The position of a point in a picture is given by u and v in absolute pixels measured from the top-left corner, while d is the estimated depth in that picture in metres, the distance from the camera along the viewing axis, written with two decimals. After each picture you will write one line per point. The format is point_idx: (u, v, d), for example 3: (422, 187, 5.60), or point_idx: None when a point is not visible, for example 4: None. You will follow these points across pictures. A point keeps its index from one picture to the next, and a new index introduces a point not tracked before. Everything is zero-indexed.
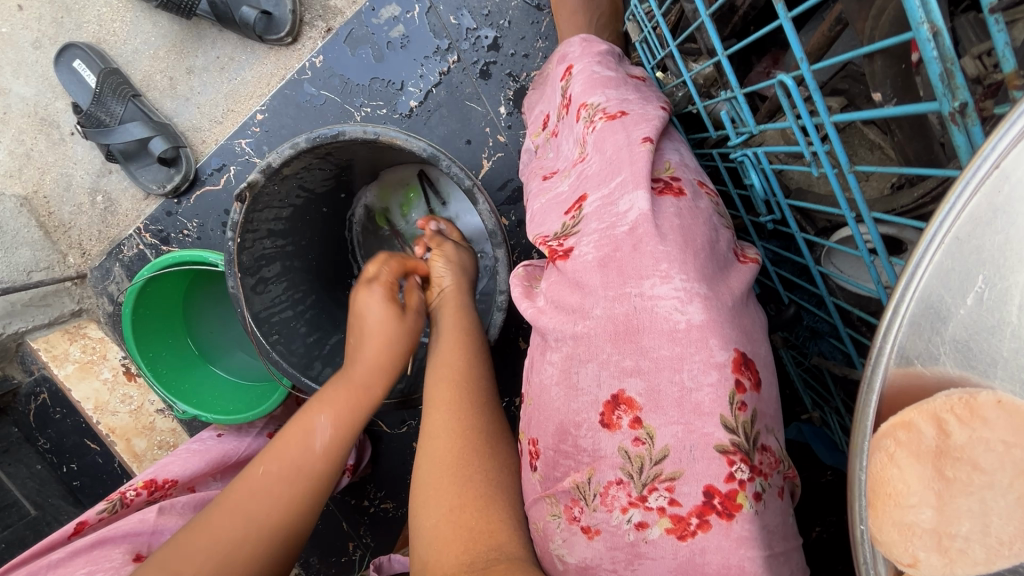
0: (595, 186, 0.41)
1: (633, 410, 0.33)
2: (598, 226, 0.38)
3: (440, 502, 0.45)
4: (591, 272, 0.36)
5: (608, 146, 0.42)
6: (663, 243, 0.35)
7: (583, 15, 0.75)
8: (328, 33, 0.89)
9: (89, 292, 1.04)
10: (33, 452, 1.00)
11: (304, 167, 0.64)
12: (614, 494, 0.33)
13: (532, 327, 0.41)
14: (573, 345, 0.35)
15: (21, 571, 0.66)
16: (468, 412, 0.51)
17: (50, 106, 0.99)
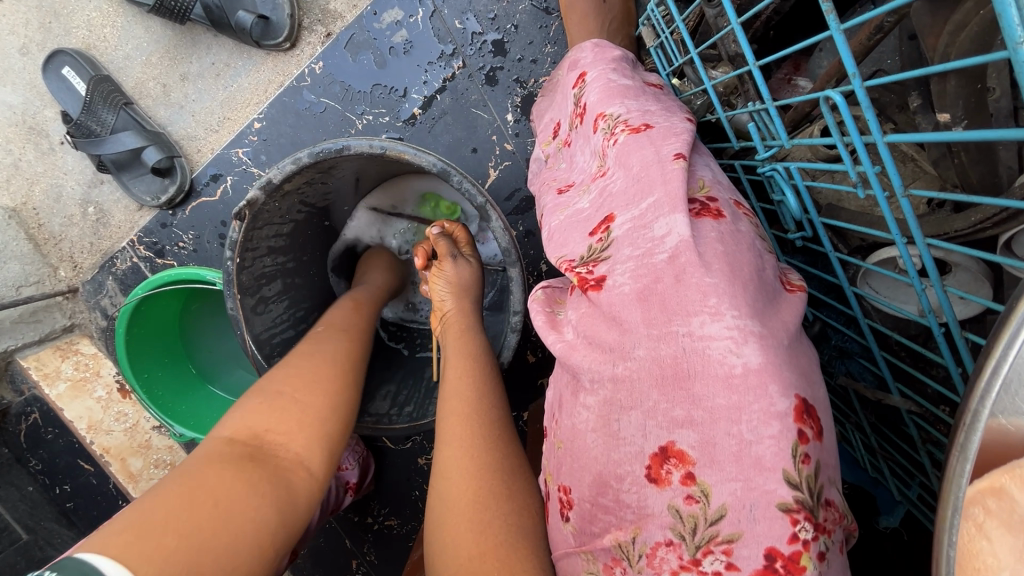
0: (624, 207, 0.38)
1: (685, 465, 0.30)
2: (633, 252, 0.35)
3: (455, 553, 0.43)
4: (630, 306, 0.33)
5: (636, 162, 0.39)
6: (709, 274, 0.32)
7: (596, 20, 0.72)
8: (328, 38, 0.85)
9: (81, 306, 1.00)
10: (25, 473, 0.97)
11: (306, 182, 0.61)
12: (663, 557, 0.30)
13: (561, 362, 0.37)
14: (612, 389, 0.33)
15: None
16: (481, 448, 0.49)
17: (39, 115, 0.96)
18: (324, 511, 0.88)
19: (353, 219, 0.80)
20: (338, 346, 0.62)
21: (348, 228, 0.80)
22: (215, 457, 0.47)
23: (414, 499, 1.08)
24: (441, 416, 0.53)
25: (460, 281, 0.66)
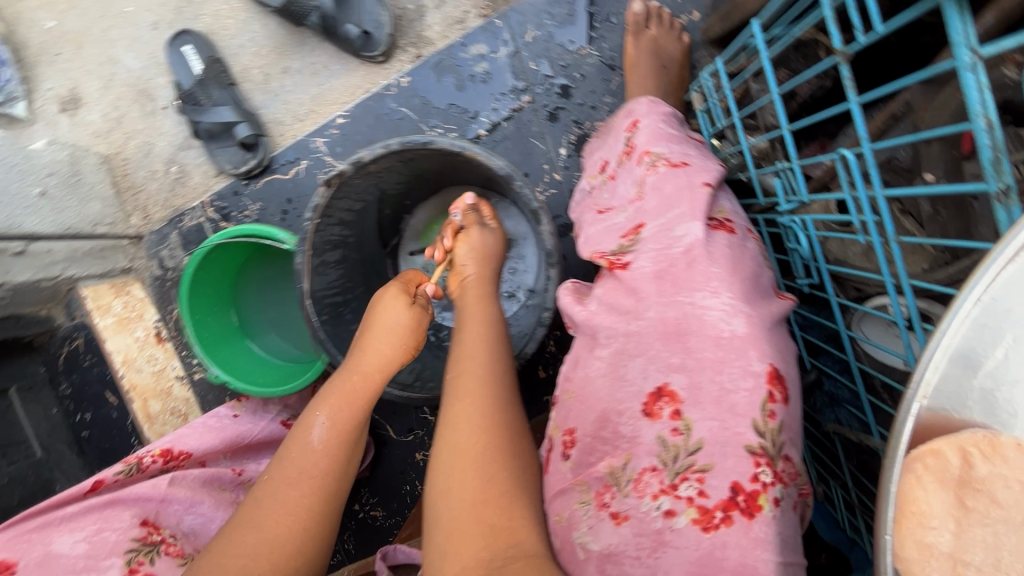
0: (655, 215, 0.47)
1: (674, 403, 0.37)
2: (656, 246, 0.43)
3: (459, 495, 0.47)
4: (648, 281, 0.41)
5: (669, 186, 0.47)
6: (714, 264, 0.40)
7: (653, 80, 0.83)
8: (417, 59, 0.98)
9: (143, 253, 1.10)
10: (52, 395, 1.02)
11: (386, 168, 0.70)
12: (647, 481, 0.36)
13: (584, 326, 0.44)
14: (624, 340, 0.40)
15: (31, 521, 0.66)
16: (490, 405, 0.53)
17: (152, 81, 1.08)
18: None
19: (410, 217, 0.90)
20: (309, 502, 0.59)
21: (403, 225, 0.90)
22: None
23: (403, 494, 1.11)
24: (455, 377, 0.56)
25: (481, 245, 0.71)
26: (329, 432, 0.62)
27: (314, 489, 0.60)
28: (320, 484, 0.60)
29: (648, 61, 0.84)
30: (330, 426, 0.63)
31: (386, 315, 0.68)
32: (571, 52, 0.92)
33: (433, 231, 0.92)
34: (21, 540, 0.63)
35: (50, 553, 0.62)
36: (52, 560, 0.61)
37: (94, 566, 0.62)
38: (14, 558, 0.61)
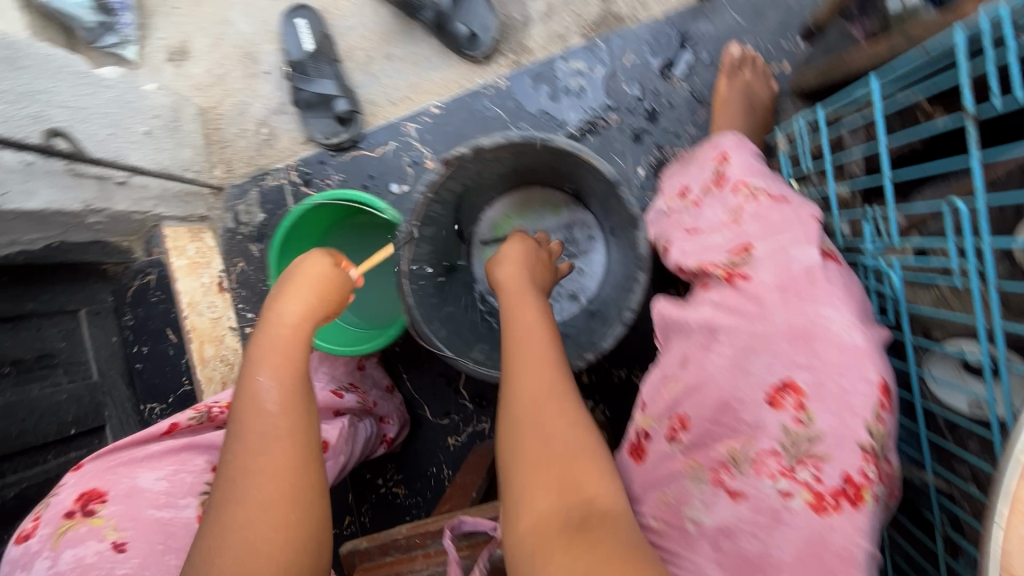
0: (770, 235, 0.51)
1: (798, 397, 0.44)
2: (773, 263, 0.49)
3: (526, 460, 0.50)
4: (771, 292, 0.48)
5: (775, 216, 0.53)
6: (833, 284, 0.47)
7: (742, 119, 0.90)
8: (516, 65, 1.04)
9: (220, 205, 1.15)
10: (116, 323, 1.06)
11: (497, 156, 0.75)
12: (767, 463, 0.43)
13: (704, 323, 0.50)
14: (747, 339, 0.47)
15: (109, 460, 0.63)
16: (558, 370, 0.57)
17: (259, 46, 1.14)
18: (363, 451, 0.96)
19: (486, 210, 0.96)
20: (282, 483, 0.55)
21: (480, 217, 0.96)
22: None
23: (427, 477, 1.13)
24: (513, 355, 0.58)
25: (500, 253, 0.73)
26: (276, 385, 0.60)
27: (286, 443, 0.57)
28: (291, 436, 0.58)
29: (739, 101, 0.90)
30: (276, 383, 0.60)
31: (310, 273, 0.68)
32: (665, 82, 0.98)
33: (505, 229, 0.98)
34: (109, 472, 0.61)
35: (136, 486, 0.60)
36: (136, 495, 0.59)
37: (177, 503, 0.61)
38: (105, 489, 0.59)
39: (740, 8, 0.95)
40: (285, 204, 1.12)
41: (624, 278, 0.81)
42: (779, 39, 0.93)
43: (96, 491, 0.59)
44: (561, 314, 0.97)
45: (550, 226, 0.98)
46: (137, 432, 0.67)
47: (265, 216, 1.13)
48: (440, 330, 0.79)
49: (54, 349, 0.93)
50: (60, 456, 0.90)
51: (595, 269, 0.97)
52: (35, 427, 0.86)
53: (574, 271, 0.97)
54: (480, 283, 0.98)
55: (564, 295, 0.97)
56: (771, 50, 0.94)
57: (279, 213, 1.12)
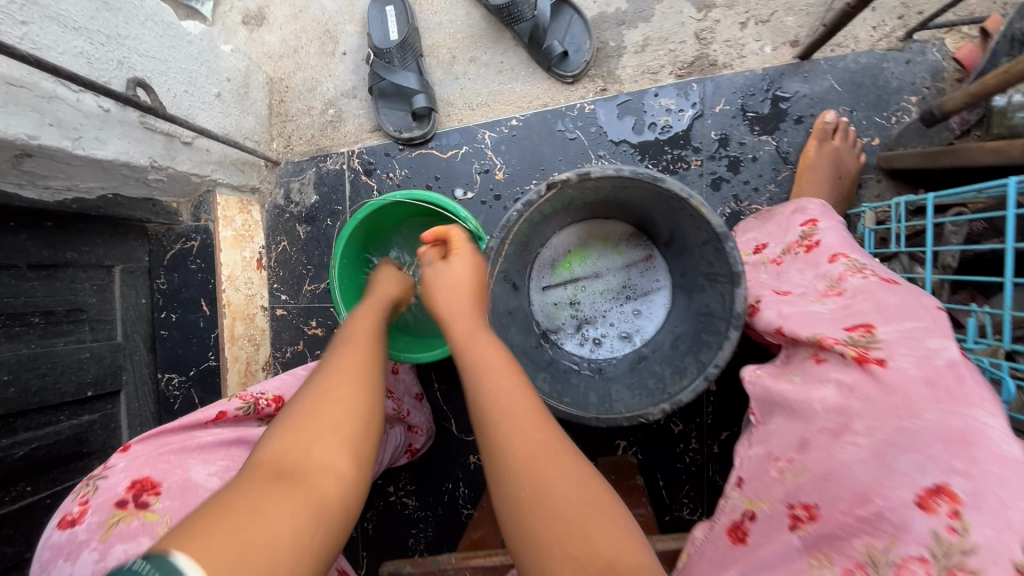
0: (896, 322, 0.53)
1: (953, 503, 0.41)
2: (911, 352, 0.50)
3: (539, 542, 0.45)
4: (917, 384, 0.48)
5: (896, 299, 0.56)
6: (984, 387, 0.46)
7: (828, 186, 0.89)
8: (603, 92, 1.02)
9: (272, 178, 1.10)
10: (147, 285, 1.01)
11: (599, 185, 0.73)
12: (912, 570, 0.41)
13: (836, 407, 0.52)
14: (892, 433, 0.47)
15: (161, 446, 0.60)
16: (525, 408, 0.51)
17: (340, 25, 1.11)
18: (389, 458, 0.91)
19: (556, 234, 0.95)
20: (346, 380, 0.54)
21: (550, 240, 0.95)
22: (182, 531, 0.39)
23: (441, 491, 1.09)
24: (487, 412, 0.51)
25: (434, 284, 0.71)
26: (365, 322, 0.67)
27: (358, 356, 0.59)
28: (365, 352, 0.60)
29: (828, 166, 0.90)
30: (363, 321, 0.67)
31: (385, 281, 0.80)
32: (753, 135, 0.97)
33: (574, 260, 0.97)
34: (160, 460, 0.58)
35: (190, 481, 0.56)
36: (191, 491, 0.56)
37: None
38: (158, 478, 0.55)
39: (839, 76, 0.95)
40: (341, 189, 1.09)
41: (694, 330, 0.79)
42: (873, 114, 0.93)
43: (148, 479, 0.55)
44: (611, 350, 0.94)
45: (609, 264, 0.97)
46: (187, 417, 0.64)
47: (318, 199, 1.09)
48: None
49: (84, 305, 0.87)
50: (72, 418, 0.85)
51: (652, 312, 0.95)
52: (54, 385, 0.81)
53: (630, 312, 0.96)
54: (536, 309, 0.96)
55: (616, 334, 0.95)
56: (864, 122, 0.94)
57: (333, 197, 1.09)
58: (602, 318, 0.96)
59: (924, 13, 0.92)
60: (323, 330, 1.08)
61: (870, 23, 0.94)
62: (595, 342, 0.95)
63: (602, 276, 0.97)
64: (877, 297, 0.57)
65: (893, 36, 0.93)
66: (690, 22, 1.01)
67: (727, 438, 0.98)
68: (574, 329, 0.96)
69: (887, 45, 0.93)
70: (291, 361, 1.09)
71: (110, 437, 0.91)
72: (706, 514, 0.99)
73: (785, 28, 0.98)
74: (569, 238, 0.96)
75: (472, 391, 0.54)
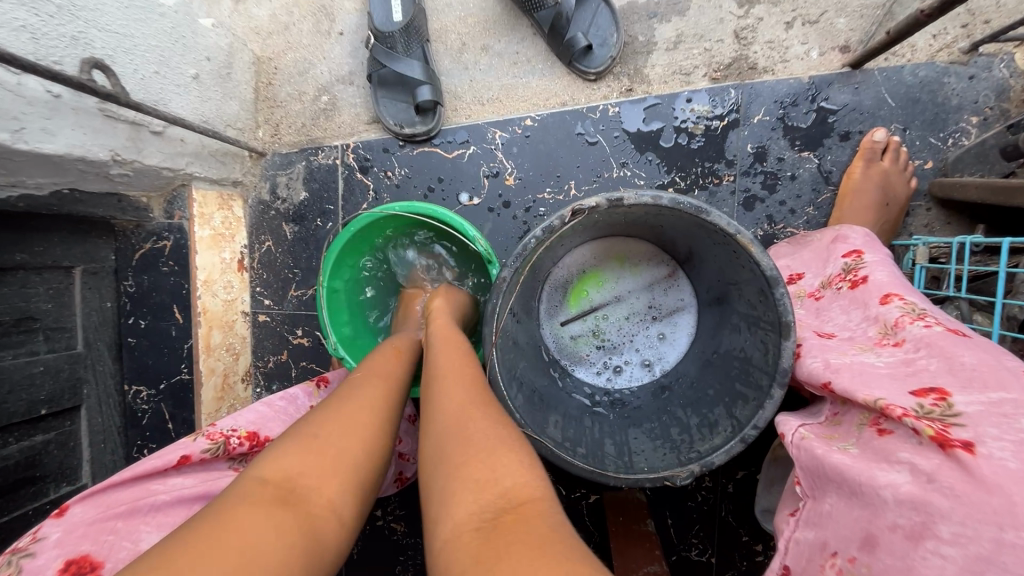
0: (985, 392, 0.41)
1: None
2: (1008, 435, 0.37)
3: (445, 462, 0.48)
4: (1020, 483, 0.34)
5: (972, 359, 0.45)
6: None
7: (874, 212, 0.81)
8: (628, 92, 0.92)
9: (257, 170, 1.00)
10: (113, 288, 0.90)
11: (631, 210, 0.63)
12: None
13: (909, 499, 0.39)
14: (989, 549, 0.34)
15: (108, 508, 0.52)
16: (476, 404, 0.54)
17: (338, 2, 0.98)
18: None
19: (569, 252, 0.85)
20: (361, 397, 0.55)
21: (563, 259, 0.86)
22: (171, 553, 0.37)
23: None
24: (438, 405, 0.54)
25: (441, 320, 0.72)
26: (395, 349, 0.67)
27: (379, 379, 0.59)
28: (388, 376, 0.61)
29: (876, 189, 0.81)
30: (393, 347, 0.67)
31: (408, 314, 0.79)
32: (793, 151, 0.88)
33: (587, 281, 0.88)
34: (103, 529, 0.50)
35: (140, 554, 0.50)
36: None
37: None
38: (100, 556, 0.48)
39: (892, 89, 0.85)
40: (333, 186, 0.98)
41: (725, 372, 0.70)
42: (928, 134, 0.85)
43: (87, 559, 0.47)
44: (629, 380, 0.86)
45: (629, 286, 0.88)
46: (142, 464, 0.56)
47: (308, 196, 0.99)
48: (517, 396, 0.67)
49: (37, 312, 0.77)
50: (22, 440, 0.76)
51: (675, 338, 0.86)
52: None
53: (656, 336, 0.87)
54: (548, 333, 0.88)
55: (637, 361, 0.86)
56: (916, 143, 0.85)
57: (324, 195, 0.98)
58: (627, 344, 0.87)
59: (992, 23, 0.82)
60: (310, 340, 0.99)
61: (930, 30, 0.84)
62: (614, 370, 0.87)
63: (623, 300, 0.88)
64: (949, 355, 0.46)
65: (954, 46, 0.83)
66: (730, 19, 0.90)
67: (742, 477, 0.91)
68: (593, 355, 0.88)
69: (948, 57, 0.83)
70: (273, 373, 1.01)
71: (69, 459, 0.82)
72: (715, 556, 0.93)
73: (835, 31, 0.88)
74: (584, 258, 0.87)
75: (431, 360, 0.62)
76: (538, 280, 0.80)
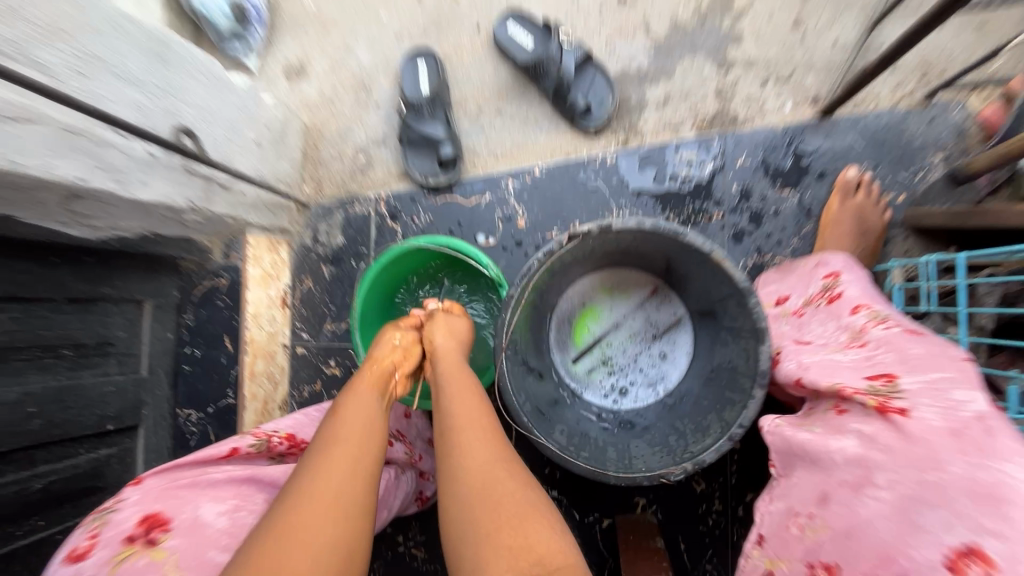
0: (924, 371, 0.49)
1: (987, 567, 0.38)
2: (935, 403, 0.46)
3: (479, 526, 0.55)
4: (940, 436, 0.43)
5: (920, 351, 0.52)
6: (1019, 440, 0.41)
7: (851, 240, 0.89)
8: (624, 144, 1.05)
9: (302, 219, 1.15)
10: (175, 320, 1.04)
11: (621, 236, 0.73)
12: None
13: (854, 458, 0.48)
14: (915, 488, 0.43)
15: (174, 480, 0.56)
16: (499, 468, 0.61)
17: (374, 79, 1.16)
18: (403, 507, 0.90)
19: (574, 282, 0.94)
20: (337, 474, 0.53)
21: (563, 294, 0.94)
22: None
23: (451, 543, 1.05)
24: (462, 470, 0.61)
25: (440, 351, 0.76)
26: (369, 397, 0.65)
27: (354, 445, 0.57)
28: (362, 437, 0.59)
29: (852, 221, 0.89)
30: (371, 394, 0.66)
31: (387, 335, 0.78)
32: (775, 190, 0.98)
33: (587, 313, 0.97)
34: (171, 494, 0.54)
35: (199, 520, 0.52)
36: (197, 531, 0.51)
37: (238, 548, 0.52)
38: (169, 514, 0.51)
39: (861, 133, 0.95)
40: (367, 232, 1.12)
41: (717, 384, 0.77)
42: (896, 171, 0.94)
43: (157, 517, 0.51)
44: (635, 401, 0.93)
45: (624, 311, 0.96)
46: (202, 452, 0.62)
47: (344, 241, 1.12)
48: (526, 404, 0.75)
49: (112, 339, 0.89)
50: (91, 451, 0.86)
51: (672, 355, 0.94)
52: (77, 417, 0.83)
53: (658, 354, 0.94)
54: (558, 361, 0.95)
55: (642, 382, 0.93)
56: (887, 179, 0.94)
57: (358, 240, 1.12)
58: (632, 366, 0.95)
59: (946, 73, 0.93)
60: (342, 370, 1.09)
61: (892, 81, 0.94)
62: (620, 392, 0.94)
63: (621, 326, 0.96)
64: (900, 348, 0.54)
65: (914, 95, 0.93)
66: (711, 79, 1.03)
67: (752, 500, 0.94)
68: (599, 379, 0.95)
69: (908, 104, 0.94)
70: (307, 401, 1.10)
71: (125, 472, 0.92)
72: None
73: (805, 87, 1.00)
74: (580, 291, 0.96)
75: (446, 413, 0.67)
76: (546, 307, 0.89)
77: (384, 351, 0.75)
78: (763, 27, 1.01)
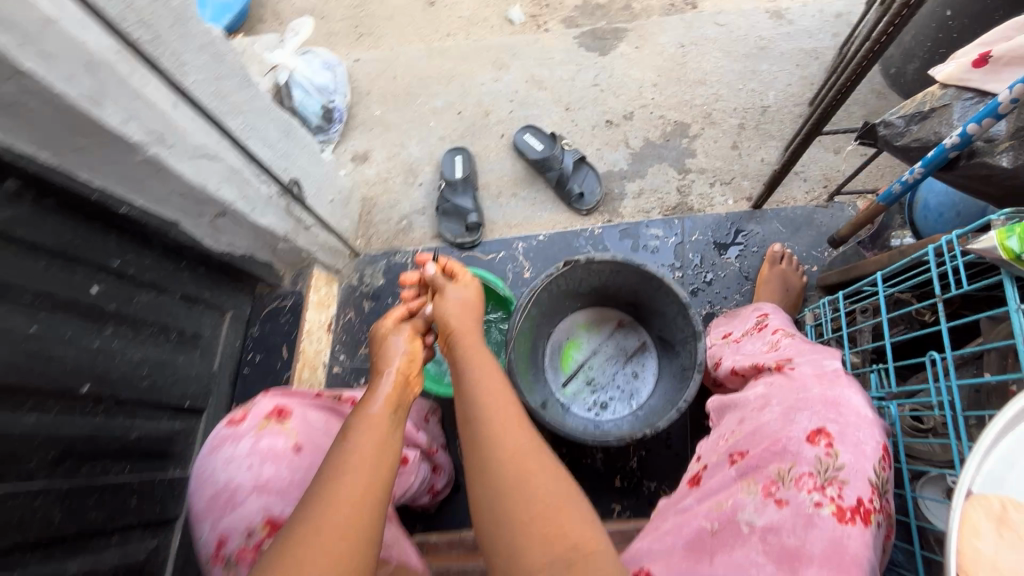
0: (807, 352, 0.78)
1: (828, 438, 0.64)
2: (811, 364, 0.74)
3: (513, 514, 0.59)
4: (811, 377, 0.72)
5: (807, 345, 0.81)
6: (853, 384, 0.70)
7: (779, 293, 1.17)
8: (609, 222, 1.38)
9: (352, 264, 1.44)
10: (245, 331, 1.29)
11: (603, 268, 1.02)
12: (804, 481, 0.62)
13: (760, 394, 0.75)
14: (796, 401, 0.70)
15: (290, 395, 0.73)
16: (528, 457, 0.63)
17: (421, 166, 1.53)
18: (419, 493, 1.05)
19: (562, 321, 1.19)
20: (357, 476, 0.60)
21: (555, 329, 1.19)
22: None
23: None
24: (494, 459, 0.63)
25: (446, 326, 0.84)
26: (383, 407, 0.71)
27: (374, 450, 0.63)
28: (380, 443, 0.65)
29: (777, 281, 1.18)
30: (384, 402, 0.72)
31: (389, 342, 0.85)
32: (722, 259, 1.29)
33: (573, 344, 1.21)
34: (292, 400, 0.72)
35: (309, 417, 0.70)
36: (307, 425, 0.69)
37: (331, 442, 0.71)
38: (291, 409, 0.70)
39: (782, 221, 1.29)
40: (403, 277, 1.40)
41: (674, 386, 1.01)
42: (810, 250, 1.26)
43: (283, 409, 0.69)
44: (614, 412, 1.15)
45: (598, 342, 1.21)
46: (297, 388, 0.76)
47: (384, 282, 1.41)
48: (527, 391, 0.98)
49: (200, 333, 1.14)
50: (170, 420, 1.06)
51: (641, 374, 1.17)
52: (169, 388, 1.05)
53: (630, 376, 1.18)
54: (552, 381, 1.18)
55: (619, 398, 1.16)
56: (804, 255, 1.26)
57: (396, 283, 1.40)
58: (609, 386, 1.18)
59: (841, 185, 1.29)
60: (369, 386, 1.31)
61: (805, 188, 1.31)
62: (601, 406, 1.16)
63: (600, 353, 1.20)
64: (797, 345, 0.82)
65: (820, 198, 1.29)
66: (674, 180, 1.39)
67: None
68: (585, 397, 1.17)
69: (815, 203, 1.29)
70: None
71: (186, 448, 1.11)
72: None
73: (742, 188, 1.35)
74: (567, 327, 1.20)
75: (470, 405, 0.69)
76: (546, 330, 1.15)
77: (390, 355, 0.82)
78: (711, 147, 1.40)
